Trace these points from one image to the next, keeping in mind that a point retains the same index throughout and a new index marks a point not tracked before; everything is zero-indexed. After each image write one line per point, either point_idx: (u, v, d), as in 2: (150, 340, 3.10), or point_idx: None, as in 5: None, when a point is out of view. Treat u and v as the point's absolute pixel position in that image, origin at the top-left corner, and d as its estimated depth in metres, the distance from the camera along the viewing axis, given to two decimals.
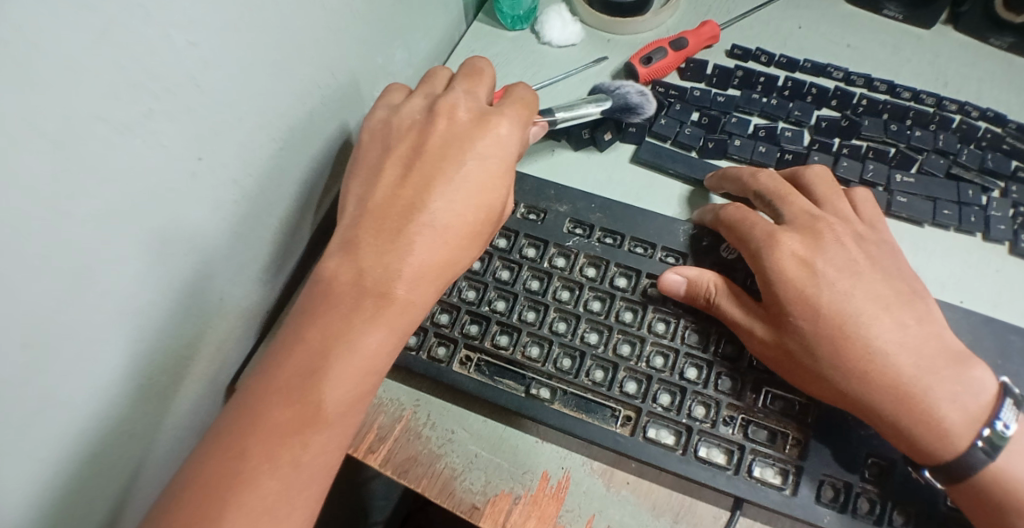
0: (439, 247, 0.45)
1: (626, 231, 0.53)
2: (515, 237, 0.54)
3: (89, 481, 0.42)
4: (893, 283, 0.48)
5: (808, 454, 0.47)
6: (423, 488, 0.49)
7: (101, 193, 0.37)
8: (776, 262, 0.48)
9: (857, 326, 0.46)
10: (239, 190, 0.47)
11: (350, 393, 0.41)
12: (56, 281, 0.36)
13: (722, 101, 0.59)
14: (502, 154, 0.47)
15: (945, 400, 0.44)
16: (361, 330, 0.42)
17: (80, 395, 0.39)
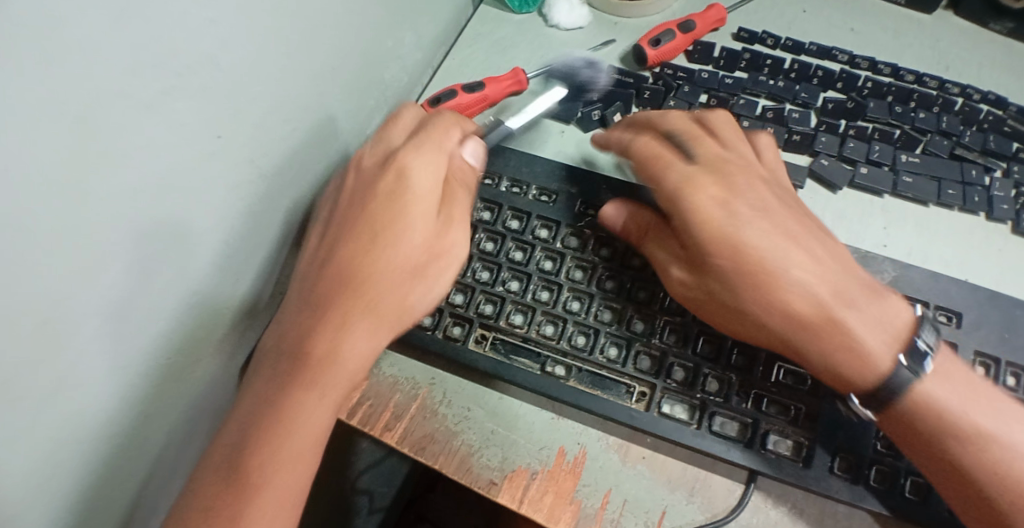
0: (358, 301, 0.45)
1: (637, 211, 0.53)
2: (527, 219, 0.54)
3: (107, 463, 0.43)
4: (800, 217, 0.47)
5: (820, 428, 0.47)
6: (440, 465, 0.49)
7: (121, 173, 0.37)
8: (693, 201, 0.47)
9: (774, 265, 0.45)
10: (256, 173, 0.47)
11: (286, 453, 0.43)
12: (81, 263, 0.36)
13: (730, 83, 0.59)
14: (416, 196, 0.46)
15: (860, 328, 0.43)
16: (288, 399, 0.43)
17: (98, 373, 0.39)
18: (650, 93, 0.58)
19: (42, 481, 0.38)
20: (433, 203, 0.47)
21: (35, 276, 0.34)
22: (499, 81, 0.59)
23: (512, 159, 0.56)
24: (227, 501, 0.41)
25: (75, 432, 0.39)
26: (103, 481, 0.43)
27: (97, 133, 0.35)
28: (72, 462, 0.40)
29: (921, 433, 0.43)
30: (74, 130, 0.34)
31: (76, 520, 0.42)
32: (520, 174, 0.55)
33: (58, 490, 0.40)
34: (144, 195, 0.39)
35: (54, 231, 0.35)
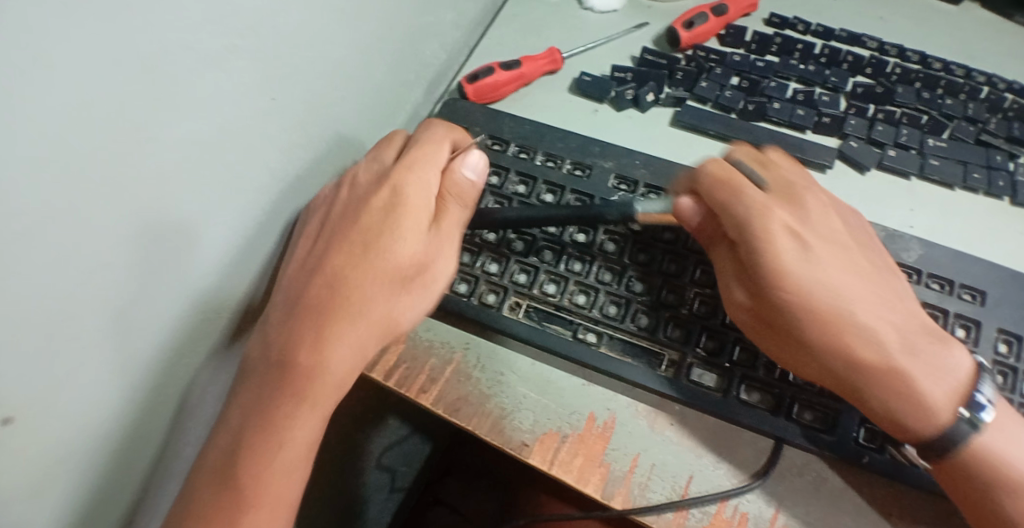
0: (342, 314, 0.45)
1: (669, 187, 0.54)
2: (560, 192, 0.54)
3: (142, 395, 0.45)
4: (864, 262, 0.47)
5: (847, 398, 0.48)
6: (473, 426, 0.51)
7: (170, 116, 0.39)
8: (768, 246, 0.46)
9: (851, 313, 0.45)
10: (297, 134, 0.50)
11: (287, 458, 0.45)
12: (139, 205, 0.39)
13: (761, 67, 0.60)
14: (404, 211, 0.47)
15: (925, 376, 0.44)
16: (282, 412, 0.45)
17: (140, 308, 0.42)
18: (683, 74, 0.59)
19: (87, 403, 0.41)
20: (422, 221, 0.48)
21: (98, 206, 0.37)
22: (535, 60, 0.60)
23: (545, 136, 0.57)
24: (223, 505, 0.44)
25: (120, 360, 0.42)
26: (137, 413, 0.45)
27: (162, 79, 0.38)
28: (119, 393, 0.43)
29: (966, 487, 0.44)
30: (139, 71, 0.37)
31: (111, 447, 0.44)
32: (555, 149, 0.56)
33: (100, 414, 0.42)
34: (198, 147, 0.42)
35: (112, 171, 0.37)
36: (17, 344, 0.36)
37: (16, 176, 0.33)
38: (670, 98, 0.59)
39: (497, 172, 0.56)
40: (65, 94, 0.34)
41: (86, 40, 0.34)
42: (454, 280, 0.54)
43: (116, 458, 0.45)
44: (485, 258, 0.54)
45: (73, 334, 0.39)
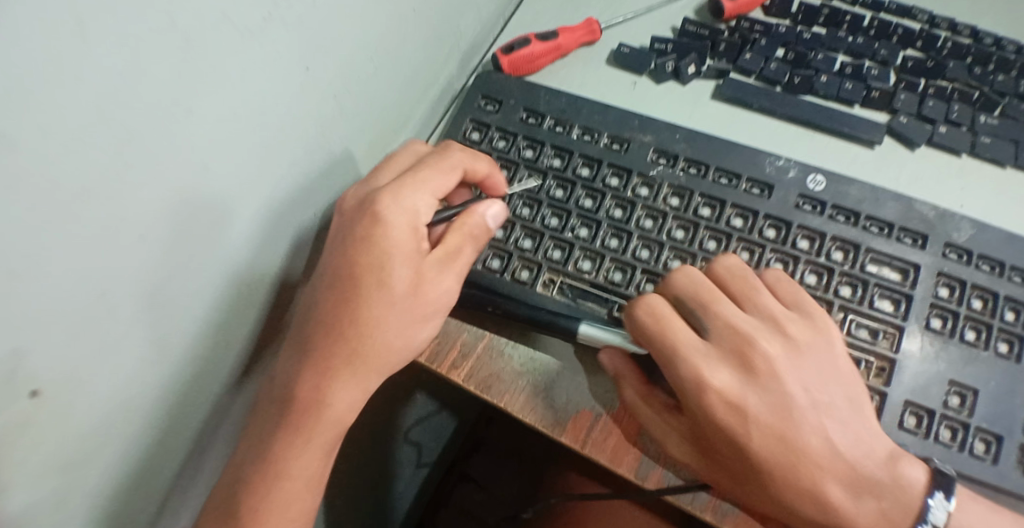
0: (343, 373, 0.46)
1: (711, 162, 0.52)
2: (598, 167, 0.53)
3: (180, 371, 0.45)
4: (833, 384, 0.45)
5: (892, 381, 0.47)
6: (505, 404, 0.50)
7: (206, 87, 0.39)
8: (704, 407, 0.44)
9: (799, 460, 0.43)
10: (329, 106, 0.49)
11: (296, 498, 0.46)
12: (173, 177, 0.39)
13: (808, 38, 0.58)
14: (383, 248, 0.46)
15: (869, 517, 0.43)
16: (286, 450, 0.45)
17: (176, 281, 0.42)
18: (726, 45, 0.57)
19: (123, 377, 0.41)
20: (407, 252, 0.46)
21: (132, 175, 0.37)
22: (572, 31, 0.59)
23: (583, 108, 0.55)
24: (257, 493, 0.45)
25: (155, 332, 0.42)
26: (174, 390, 0.45)
27: (196, 47, 0.37)
28: (154, 364, 0.43)
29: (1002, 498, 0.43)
30: (174, 37, 0.36)
31: (146, 423, 0.44)
32: (592, 122, 0.55)
33: (137, 389, 0.42)
34: (230, 119, 0.41)
35: (150, 141, 0.37)
36: (49, 313, 0.35)
37: (51, 142, 0.33)
38: (711, 71, 0.57)
39: (532, 146, 0.55)
40: (105, 60, 0.34)
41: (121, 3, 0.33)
42: (487, 256, 0.52)
43: (152, 434, 0.45)
44: (519, 233, 0.52)
45: (105, 305, 0.38)
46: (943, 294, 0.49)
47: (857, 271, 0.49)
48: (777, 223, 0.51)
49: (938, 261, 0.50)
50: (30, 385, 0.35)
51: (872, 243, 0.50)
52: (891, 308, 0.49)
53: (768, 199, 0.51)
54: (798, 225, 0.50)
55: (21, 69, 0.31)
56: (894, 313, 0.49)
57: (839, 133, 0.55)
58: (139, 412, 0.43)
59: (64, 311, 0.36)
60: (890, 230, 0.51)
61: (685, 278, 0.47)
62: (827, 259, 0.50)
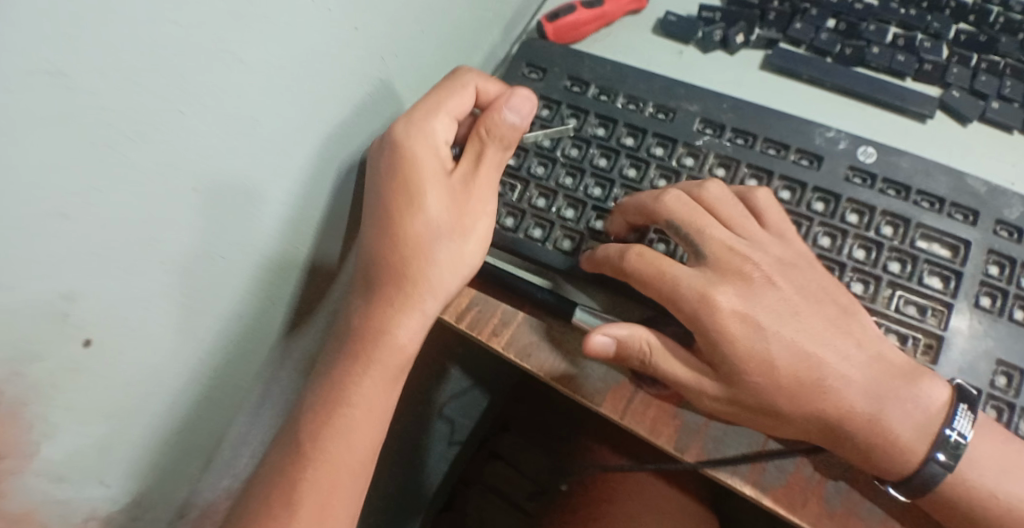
0: (399, 297, 0.47)
1: (759, 132, 0.51)
2: (643, 136, 0.52)
3: (228, 331, 0.45)
4: (824, 308, 0.45)
5: (938, 360, 0.47)
6: (544, 372, 0.50)
7: (259, 44, 0.39)
8: (718, 323, 0.44)
9: (813, 366, 0.44)
10: (377, 68, 0.49)
11: (365, 431, 0.45)
12: (224, 131, 0.39)
13: (860, 9, 0.57)
14: (414, 175, 0.47)
15: (897, 419, 0.44)
16: (350, 375, 0.45)
17: (225, 239, 0.42)
18: (776, 14, 0.56)
19: (173, 330, 0.41)
20: (436, 175, 0.48)
21: (185, 124, 0.36)
22: None
23: (629, 77, 0.55)
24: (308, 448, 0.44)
25: (205, 289, 0.42)
26: (222, 350, 0.45)
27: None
28: (205, 321, 0.43)
29: None
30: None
31: (195, 382, 0.44)
32: (637, 90, 0.54)
33: (186, 344, 0.42)
34: (281, 75, 0.41)
35: (203, 95, 0.37)
36: (102, 259, 0.35)
37: (108, 90, 0.32)
38: (761, 40, 0.56)
39: (575, 115, 0.54)
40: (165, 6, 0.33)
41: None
42: (529, 226, 0.52)
43: (201, 394, 0.45)
44: (561, 203, 0.52)
45: (159, 257, 0.38)
46: (994, 272, 0.48)
47: (906, 246, 0.48)
48: (826, 196, 0.50)
49: (989, 238, 0.49)
50: (82, 332, 0.36)
51: (923, 218, 0.49)
52: (941, 285, 0.48)
53: (817, 170, 0.50)
54: (847, 199, 0.49)
55: (86, 10, 0.31)
56: (943, 290, 0.48)
57: (890, 106, 0.54)
58: (188, 370, 0.43)
59: (117, 260, 0.36)
60: (941, 205, 0.49)
61: (656, 210, 0.48)
62: (876, 234, 0.49)
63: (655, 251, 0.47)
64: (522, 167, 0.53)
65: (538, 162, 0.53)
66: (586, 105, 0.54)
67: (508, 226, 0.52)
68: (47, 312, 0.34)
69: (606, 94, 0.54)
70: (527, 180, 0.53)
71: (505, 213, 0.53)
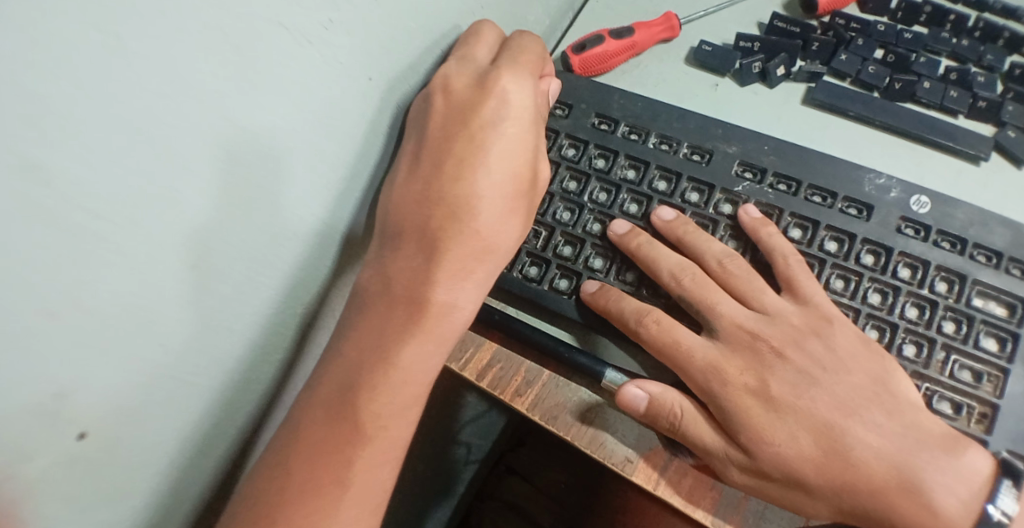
0: (463, 246, 0.44)
1: (803, 178, 0.48)
2: (677, 180, 0.49)
3: (234, 394, 0.43)
4: (856, 376, 0.43)
5: (994, 429, 0.43)
6: (572, 437, 0.46)
7: (258, 107, 0.36)
8: (732, 398, 0.43)
9: (833, 438, 0.41)
10: (390, 111, 0.46)
11: (388, 431, 0.41)
12: (233, 184, 0.36)
13: (909, 38, 0.53)
14: (517, 115, 0.46)
15: (937, 490, 0.40)
16: (398, 345, 0.42)
17: (223, 306, 0.39)
18: (819, 44, 0.53)
19: (177, 404, 0.39)
20: (528, 123, 0.46)
21: (179, 195, 0.34)
22: (650, 27, 0.54)
23: (661, 114, 0.51)
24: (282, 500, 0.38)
25: (207, 359, 0.39)
26: (228, 412, 0.43)
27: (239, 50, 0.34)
28: (202, 391, 0.40)
29: None
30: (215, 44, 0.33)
31: (199, 449, 0.42)
32: (670, 129, 0.50)
33: (189, 416, 0.40)
34: (276, 131, 0.38)
35: (198, 165, 0.34)
36: (100, 347, 0.33)
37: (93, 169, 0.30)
38: (802, 72, 0.52)
39: (604, 155, 0.50)
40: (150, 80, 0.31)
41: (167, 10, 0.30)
42: (554, 276, 0.48)
43: (205, 457, 0.43)
44: (589, 252, 0.48)
45: (149, 334, 0.35)
46: None
47: (962, 306, 0.44)
48: (876, 248, 0.46)
49: None
50: (78, 426, 0.33)
51: (980, 275, 0.45)
52: (996, 348, 0.44)
53: (866, 221, 0.46)
54: (898, 252, 0.46)
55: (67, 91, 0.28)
56: (999, 353, 0.44)
57: (942, 146, 0.50)
58: (191, 439, 0.41)
59: (105, 346, 0.33)
60: (998, 260, 0.46)
61: (668, 286, 0.47)
62: (930, 292, 0.45)
63: (670, 317, 0.45)
64: (547, 212, 0.49)
65: (564, 206, 0.50)
66: (615, 145, 0.50)
67: (531, 276, 0.49)
68: (36, 409, 0.31)
69: (637, 133, 0.51)
70: (552, 226, 0.49)
71: (528, 262, 0.49)
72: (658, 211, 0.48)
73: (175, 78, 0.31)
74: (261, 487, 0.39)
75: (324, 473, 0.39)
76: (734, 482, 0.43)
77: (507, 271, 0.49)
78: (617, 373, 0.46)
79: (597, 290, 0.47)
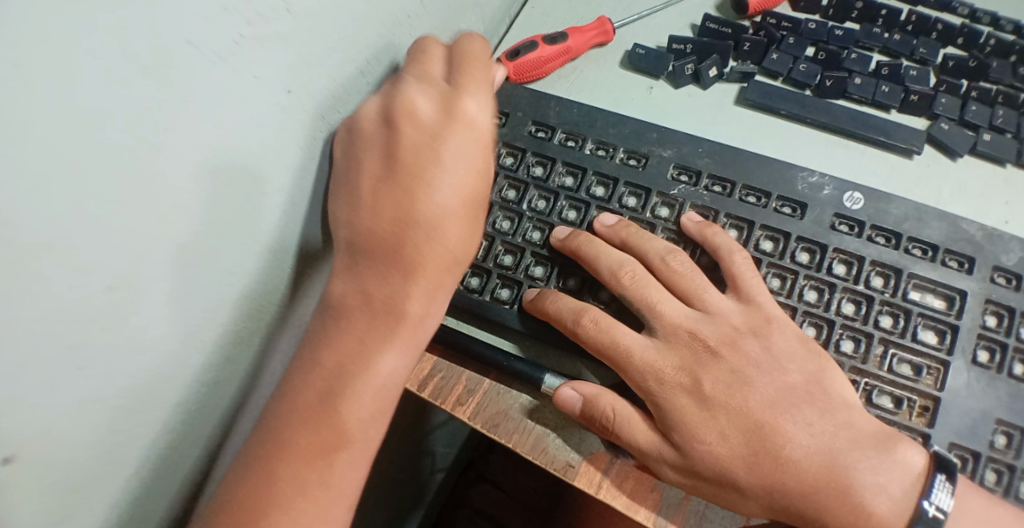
0: (437, 259, 0.45)
1: (737, 179, 0.48)
2: (614, 186, 0.49)
3: (169, 414, 0.43)
4: (795, 374, 0.43)
5: (936, 421, 0.42)
6: (514, 444, 0.46)
7: (169, 126, 0.35)
8: (669, 399, 0.43)
9: (764, 437, 0.41)
10: (322, 126, 0.47)
11: (364, 443, 0.42)
12: (152, 194, 0.36)
13: (841, 35, 0.54)
14: (481, 138, 0.47)
15: (867, 488, 0.40)
16: (376, 355, 0.43)
17: (149, 331, 0.38)
18: (751, 44, 0.53)
19: (106, 430, 0.38)
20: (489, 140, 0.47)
21: (93, 221, 0.33)
22: (583, 32, 0.55)
23: (597, 120, 0.51)
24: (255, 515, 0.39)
25: (135, 385, 0.39)
26: (164, 433, 0.43)
27: (190, 90, 0.36)
28: (134, 415, 0.40)
29: None
30: (151, 76, 0.33)
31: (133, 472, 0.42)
32: (607, 135, 0.50)
33: (122, 438, 0.39)
34: (238, 161, 0.40)
35: (109, 188, 0.33)
36: (14, 377, 0.32)
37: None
38: (735, 73, 0.53)
39: (541, 163, 0.51)
40: (123, 114, 0.33)
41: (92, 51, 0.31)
42: (495, 287, 0.48)
43: (143, 482, 0.43)
44: (528, 260, 0.49)
45: (71, 363, 0.35)
46: (991, 324, 0.44)
47: (898, 300, 0.44)
48: (811, 246, 0.46)
49: (985, 287, 0.44)
50: (2, 451, 0.33)
51: (916, 268, 0.45)
52: (936, 340, 0.44)
53: (801, 219, 0.46)
54: (833, 249, 0.46)
55: None
56: (938, 345, 0.44)
57: (875, 141, 0.50)
58: (126, 463, 0.41)
59: (26, 377, 0.33)
60: (934, 252, 0.45)
61: (609, 285, 0.46)
62: (866, 287, 0.45)
63: (609, 317, 0.45)
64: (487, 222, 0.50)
65: (503, 216, 0.50)
66: (551, 153, 0.50)
67: (472, 287, 0.49)
68: None
69: (574, 139, 0.51)
70: (492, 236, 0.49)
71: (468, 273, 0.49)
72: (602, 217, 0.48)
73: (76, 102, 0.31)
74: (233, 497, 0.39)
75: (308, 472, 0.40)
76: (670, 481, 0.43)
77: None
78: (555, 377, 0.46)
79: (536, 295, 0.47)
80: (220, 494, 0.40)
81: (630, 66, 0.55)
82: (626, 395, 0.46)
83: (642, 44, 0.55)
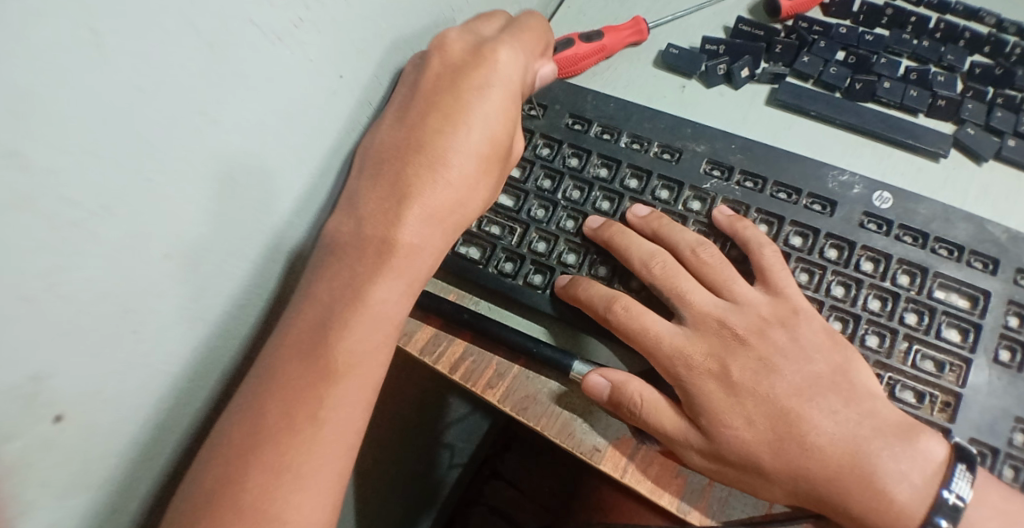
0: (435, 195, 0.44)
1: (768, 175, 0.49)
2: (647, 178, 0.51)
3: (208, 383, 0.44)
4: (821, 365, 0.44)
5: (957, 417, 0.43)
6: (543, 427, 0.47)
7: (225, 99, 0.37)
8: (699, 387, 0.44)
9: (789, 426, 0.43)
10: (365, 112, 0.48)
11: (359, 372, 0.41)
12: (202, 162, 0.37)
13: (870, 40, 0.55)
14: (504, 84, 0.46)
15: (890, 477, 0.41)
16: (367, 285, 0.43)
17: (191, 298, 0.40)
18: (782, 47, 0.55)
19: (152, 392, 0.40)
20: (516, 91, 0.47)
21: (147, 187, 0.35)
22: (619, 31, 0.57)
23: (630, 115, 0.53)
24: (244, 447, 0.38)
25: (178, 350, 0.41)
26: (201, 403, 0.44)
27: (246, 67, 0.38)
28: (178, 380, 0.42)
29: None
30: (210, 54, 0.36)
31: (173, 439, 0.43)
32: (641, 130, 0.52)
33: (162, 403, 0.41)
34: (259, 158, 0.41)
35: (163, 155, 0.35)
36: (70, 333, 0.34)
37: (67, 163, 0.31)
38: (766, 74, 0.54)
39: (577, 154, 0.52)
40: (160, 101, 0.34)
41: (158, 24, 0.33)
42: (529, 272, 0.50)
43: (179, 449, 0.44)
44: (562, 248, 0.50)
45: (121, 323, 0.36)
46: (1014, 324, 0.45)
47: (923, 297, 0.45)
48: (839, 243, 0.47)
49: (1009, 289, 0.45)
50: (50, 410, 0.34)
51: (941, 267, 0.46)
52: (959, 338, 0.45)
53: (830, 216, 0.48)
54: (861, 246, 0.47)
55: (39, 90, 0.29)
56: (961, 343, 0.45)
57: (904, 143, 0.51)
58: (166, 428, 0.42)
59: (82, 335, 0.35)
60: (959, 252, 0.47)
61: (641, 275, 0.48)
62: (892, 284, 0.46)
63: (641, 306, 0.47)
64: (523, 209, 0.51)
65: (538, 205, 0.51)
66: (586, 145, 0.52)
67: (506, 271, 0.50)
68: (15, 393, 0.33)
69: (610, 132, 0.52)
70: (526, 224, 0.51)
71: (503, 258, 0.51)
72: (635, 208, 0.50)
73: (139, 69, 0.33)
74: (232, 431, 0.39)
75: (298, 407, 0.39)
76: (695, 467, 0.44)
77: (484, 267, 0.50)
78: (583, 365, 0.47)
79: (569, 282, 0.48)
80: (218, 434, 0.40)
81: (664, 65, 0.57)
82: (655, 381, 0.47)
83: (675, 45, 0.57)
